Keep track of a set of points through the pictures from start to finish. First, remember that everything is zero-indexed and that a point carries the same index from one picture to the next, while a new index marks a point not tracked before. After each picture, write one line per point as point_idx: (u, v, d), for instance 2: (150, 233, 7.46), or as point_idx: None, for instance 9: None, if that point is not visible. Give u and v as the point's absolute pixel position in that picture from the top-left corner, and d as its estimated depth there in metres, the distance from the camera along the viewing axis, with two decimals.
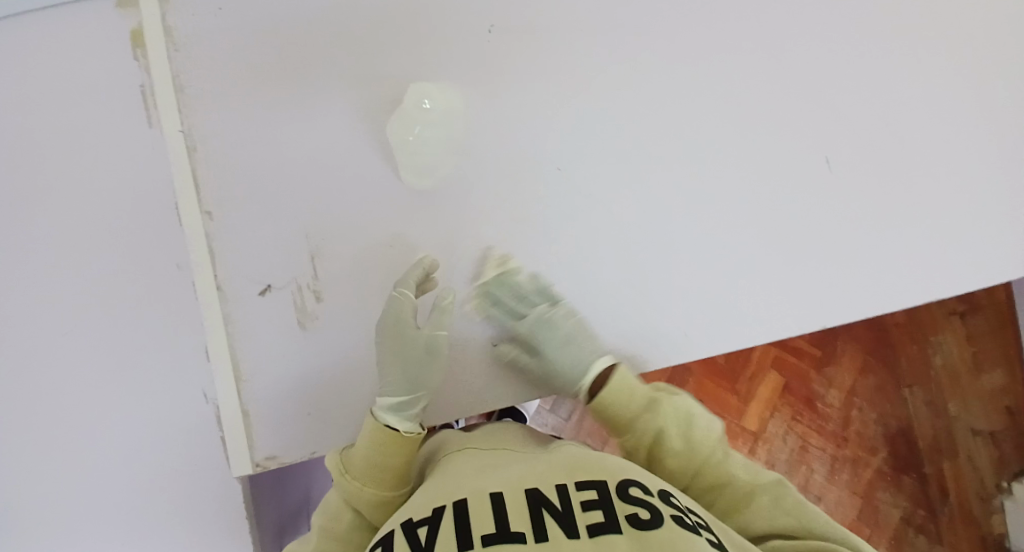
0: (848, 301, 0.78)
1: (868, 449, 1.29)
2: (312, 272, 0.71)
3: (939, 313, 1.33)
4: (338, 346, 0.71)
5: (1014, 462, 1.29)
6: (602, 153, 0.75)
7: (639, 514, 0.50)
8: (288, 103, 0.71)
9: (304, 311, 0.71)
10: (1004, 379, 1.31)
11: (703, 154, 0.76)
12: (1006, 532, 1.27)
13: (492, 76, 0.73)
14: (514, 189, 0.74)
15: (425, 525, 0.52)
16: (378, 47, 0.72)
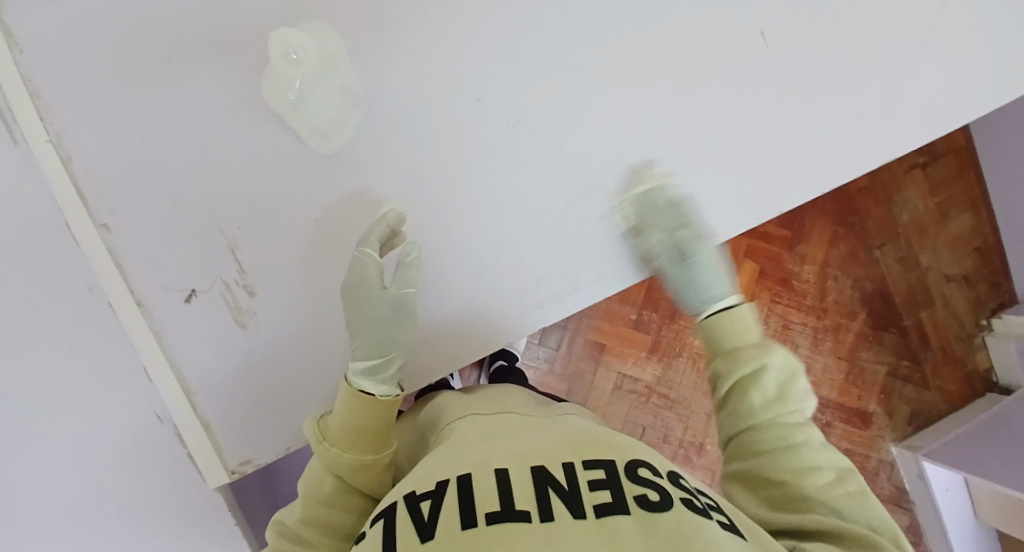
0: (806, 179, 0.75)
1: (848, 315, 1.31)
2: (237, 266, 0.66)
3: (900, 169, 1.31)
4: (281, 338, 0.68)
5: (989, 300, 1.32)
6: (522, 77, 0.69)
7: (647, 496, 0.48)
8: (172, 92, 0.65)
9: (239, 310, 0.67)
10: (970, 221, 1.32)
11: (629, 58, 0.71)
12: (991, 367, 1.32)
13: (384, 17, 0.67)
14: (432, 133, 0.68)
15: (428, 498, 0.49)
16: (253, 10, 0.65)
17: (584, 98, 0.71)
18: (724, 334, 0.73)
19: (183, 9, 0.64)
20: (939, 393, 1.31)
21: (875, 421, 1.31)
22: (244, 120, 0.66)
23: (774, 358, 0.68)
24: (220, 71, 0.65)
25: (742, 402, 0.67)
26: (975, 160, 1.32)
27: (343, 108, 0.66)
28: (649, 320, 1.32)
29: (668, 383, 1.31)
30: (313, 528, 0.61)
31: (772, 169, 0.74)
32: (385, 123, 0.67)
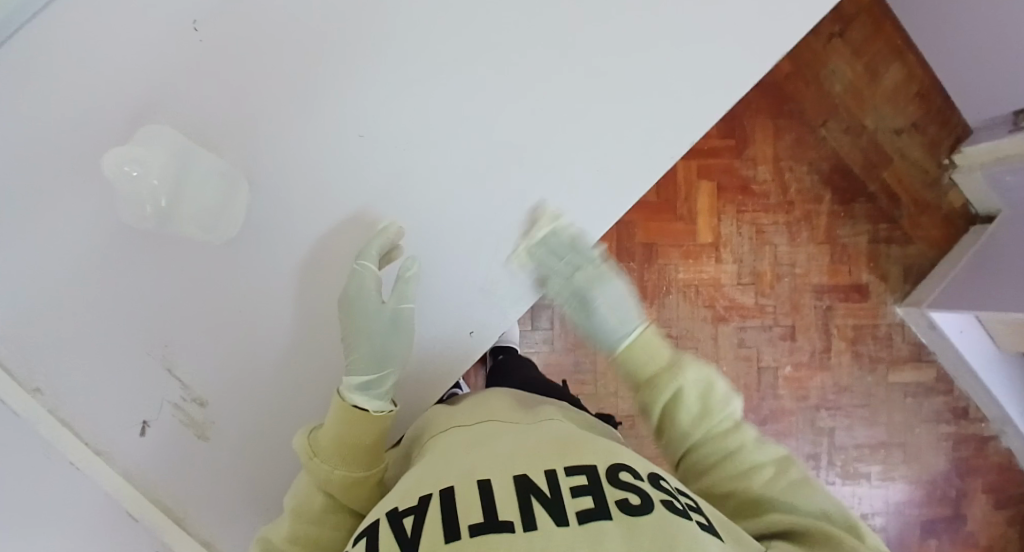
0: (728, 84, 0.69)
1: (814, 200, 1.30)
2: (179, 383, 0.65)
3: (818, 42, 1.29)
4: (250, 434, 0.67)
5: (945, 138, 1.31)
6: (416, 83, 0.66)
7: (628, 500, 0.46)
8: (81, 218, 0.63)
9: (196, 424, 0.66)
10: (901, 70, 1.30)
11: (514, 31, 0.67)
12: (967, 202, 1.32)
13: (262, 72, 0.64)
14: (329, 183, 0.66)
15: (412, 514, 0.47)
16: (131, 110, 0.63)
17: (485, 81, 0.67)
18: (663, 337, 0.69)
19: (62, 132, 0.62)
20: (925, 242, 1.31)
21: (872, 290, 1.32)
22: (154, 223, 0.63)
23: (685, 378, 0.64)
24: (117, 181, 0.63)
25: (691, 411, 0.63)
26: (885, 8, 1.29)
27: (215, 194, 0.64)
28: (629, 269, 1.26)
29: (667, 321, 1.27)
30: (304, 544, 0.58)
31: (703, 81, 0.69)
32: (300, 177, 0.66)
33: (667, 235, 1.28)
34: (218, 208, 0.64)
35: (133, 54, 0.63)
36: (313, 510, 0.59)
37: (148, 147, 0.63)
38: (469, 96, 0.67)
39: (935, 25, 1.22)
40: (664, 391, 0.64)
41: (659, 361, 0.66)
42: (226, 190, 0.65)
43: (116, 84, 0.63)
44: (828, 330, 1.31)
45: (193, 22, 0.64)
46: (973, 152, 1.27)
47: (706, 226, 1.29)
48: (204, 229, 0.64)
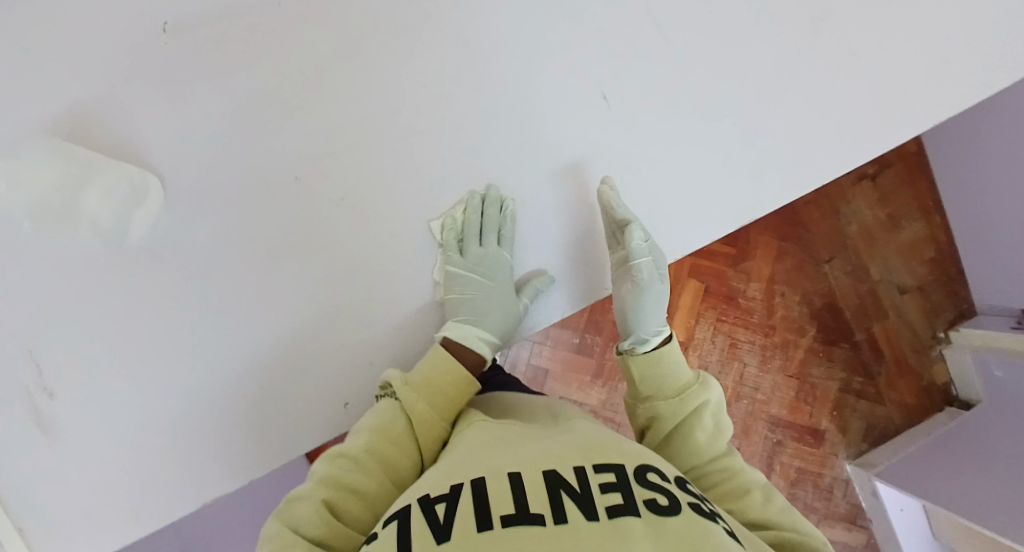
0: (710, 210, 0.74)
1: (797, 330, 1.26)
2: (36, 371, 0.62)
3: (847, 179, 1.28)
4: (107, 430, 0.63)
5: (945, 309, 1.29)
6: (458, 104, 0.69)
7: (656, 500, 0.46)
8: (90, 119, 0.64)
9: (42, 417, 0.62)
10: (923, 229, 1.29)
11: (509, 108, 0.70)
12: (949, 380, 1.29)
13: (317, 50, 0.67)
14: (286, 193, 0.66)
15: (443, 500, 0.46)
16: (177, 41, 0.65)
17: (521, 123, 0.70)
18: (656, 373, 0.68)
19: (102, 38, 0.64)
20: (895, 406, 1.28)
21: (828, 438, 1.27)
22: (162, 146, 0.65)
23: (713, 392, 0.66)
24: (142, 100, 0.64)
25: (688, 441, 0.64)
26: (924, 164, 1.29)
27: (117, 202, 0.62)
28: (592, 343, 1.34)
29: (612, 407, 1.33)
30: (373, 458, 0.58)
31: (699, 188, 0.73)
32: (316, 151, 0.67)
33: None
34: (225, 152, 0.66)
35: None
36: (390, 432, 0.60)
37: (38, 161, 0.61)
38: (499, 129, 0.70)
39: (966, 195, 1.22)
40: (693, 404, 0.65)
41: (686, 377, 0.67)
42: (132, 201, 0.62)
43: (81, 62, 0.63)
44: (771, 464, 1.25)
45: (164, 23, 0.64)
46: (971, 333, 1.24)
47: (681, 324, 1.24)
48: (105, 236, 0.62)
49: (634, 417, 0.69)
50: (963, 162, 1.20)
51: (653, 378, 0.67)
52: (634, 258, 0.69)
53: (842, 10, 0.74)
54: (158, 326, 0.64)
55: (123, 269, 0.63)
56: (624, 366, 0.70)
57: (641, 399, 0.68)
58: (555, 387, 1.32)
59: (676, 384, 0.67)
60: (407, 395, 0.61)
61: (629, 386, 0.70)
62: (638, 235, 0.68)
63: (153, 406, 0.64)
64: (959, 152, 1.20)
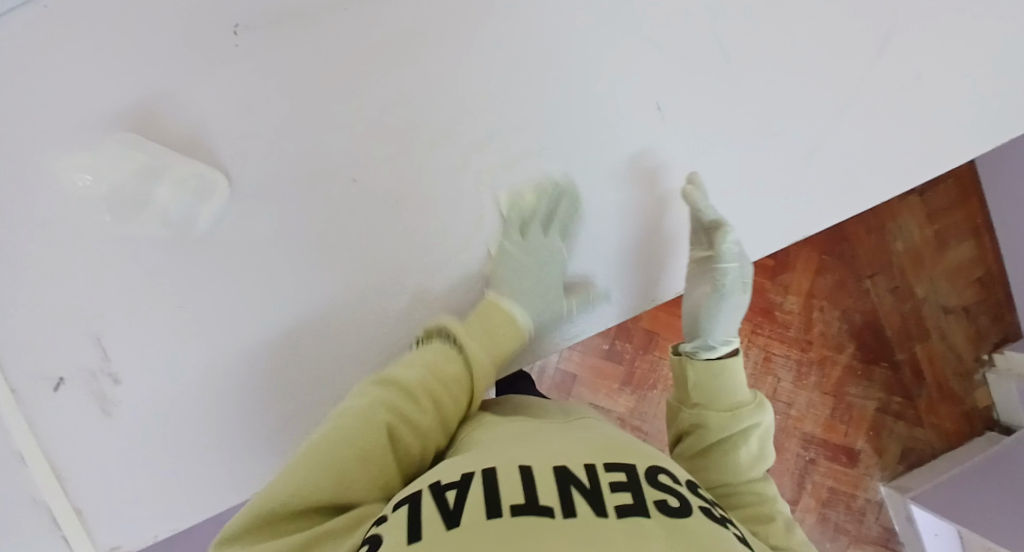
0: (758, 224, 0.74)
1: (835, 347, 1.25)
2: (101, 355, 0.67)
3: (895, 196, 1.25)
4: (164, 412, 0.67)
5: (991, 332, 1.26)
6: (507, 109, 0.71)
7: (667, 501, 0.46)
8: (163, 115, 0.68)
9: (104, 399, 0.67)
10: (972, 250, 1.26)
11: (557, 116, 0.72)
12: (992, 404, 1.25)
13: (372, 53, 0.69)
14: (340, 191, 0.69)
15: (454, 487, 0.47)
16: (245, 43, 0.68)
17: (570, 130, 0.72)
18: (715, 386, 0.70)
19: (178, 41, 0.68)
20: (934, 430, 1.25)
21: (863, 459, 1.25)
22: (228, 142, 0.68)
23: (766, 418, 0.68)
24: (211, 97, 0.68)
25: (729, 457, 0.66)
26: (976, 184, 1.26)
27: (183, 196, 0.66)
28: (622, 350, 1.34)
29: (640, 416, 1.33)
30: (423, 393, 0.60)
31: (747, 203, 0.74)
32: (370, 152, 0.70)
33: (670, 328, 1.34)
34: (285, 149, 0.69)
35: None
36: (439, 373, 0.61)
37: (110, 156, 0.64)
38: (548, 135, 0.72)
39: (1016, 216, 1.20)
40: (744, 425, 0.67)
41: (743, 397, 0.69)
42: (197, 195, 0.66)
43: (156, 62, 0.68)
44: (801, 483, 1.24)
45: (234, 27, 0.68)
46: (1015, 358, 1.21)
47: None
48: (171, 228, 0.67)
49: (678, 420, 0.71)
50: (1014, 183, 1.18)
51: (710, 391, 0.70)
52: (721, 261, 0.71)
53: (897, 30, 0.74)
54: (217, 311, 0.68)
55: (188, 256, 0.68)
56: (681, 370, 0.73)
57: (690, 405, 0.71)
58: (582, 395, 1.33)
59: (731, 402, 0.69)
60: (469, 342, 0.64)
61: (680, 390, 0.73)
62: (728, 239, 0.70)
63: (209, 387, 0.68)
64: (1010, 171, 1.18)
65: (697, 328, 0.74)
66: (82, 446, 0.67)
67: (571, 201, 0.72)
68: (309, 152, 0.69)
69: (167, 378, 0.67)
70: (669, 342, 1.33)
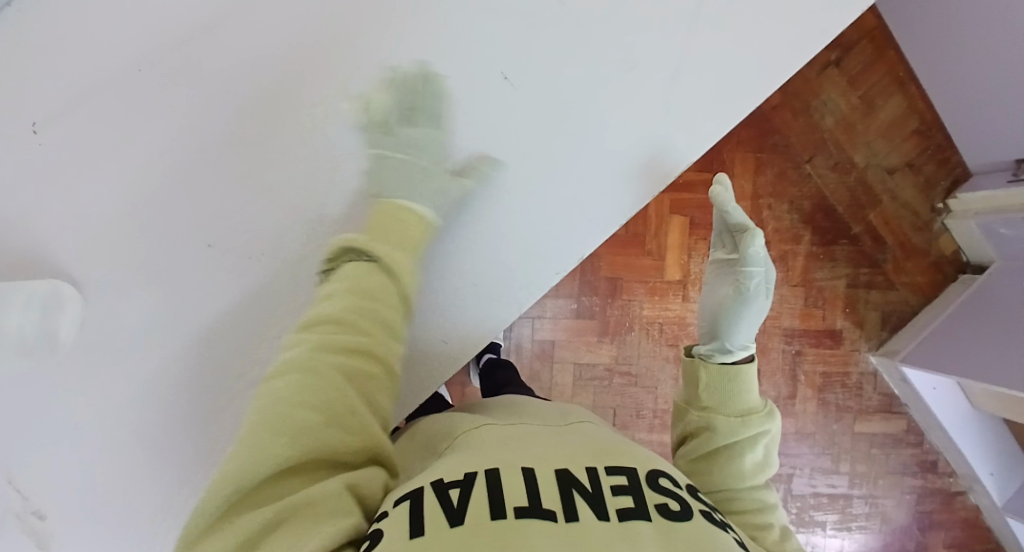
0: (684, 131, 0.69)
1: (793, 239, 1.24)
2: (18, 493, 0.61)
3: (812, 72, 1.23)
4: (118, 517, 0.63)
5: (939, 181, 1.26)
6: (407, 89, 0.65)
7: (668, 506, 0.48)
8: (28, 202, 0.60)
9: (38, 536, 0.62)
10: (900, 104, 1.25)
11: (446, 89, 0.66)
12: (958, 248, 1.27)
13: (222, 80, 0.63)
14: (242, 233, 0.63)
15: (458, 486, 0.47)
16: (97, 104, 0.61)
17: (478, 98, 0.67)
18: (722, 390, 0.68)
19: (17, 122, 0.60)
20: (908, 288, 1.26)
21: (847, 336, 1.26)
22: (114, 213, 0.62)
23: (774, 426, 0.67)
24: (74, 171, 0.61)
25: (734, 463, 0.65)
26: (890, 37, 1.24)
27: (31, 317, 0.57)
28: (590, 304, 1.29)
29: (626, 361, 1.30)
30: (356, 319, 0.59)
31: (661, 121, 0.69)
32: (254, 182, 0.63)
33: (632, 268, 1.30)
34: (178, 205, 0.62)
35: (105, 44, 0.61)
36: (365, 294, 0.61)
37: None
38: (449, 116, 0.66)
39: (936, 57, 1.17)
40: (752, 431, 0.66)
41: (753, 403, 0.68)
42: (50, 313, 0.58)
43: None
44: (795, 376, 1.25)
45: (33, 124, 0.60)
46: (970, 198, 1.22)
47: (676, 261, 1.30)
48: (32, 351, 0.59)
49: (685, 421, 0.70)
50: (928, 26, 1.14)
51: (717, 398, 0.69)
52: (749, 265, 0.74)
53: None
54: (157, 392, 0.63)
55: (103, 351, 0.62)
56: (692, 369, 0.71)
57: (698, 407, 0.69)
58: (564, 354, 1.29)
59: (738, 410, 0.68)
60: (381, 249, 0.62)
61: (688, 390, 0.71)
62: (757, 243, 0.74)
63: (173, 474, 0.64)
64: (913, 18, 1.16)
65: (720, 332, 0.74)
66: None
67: (488, 168, 0.67)
68: (197, 203, 0.63)
69: (133, 475, 0.63)
70: (632, 281, 1.30)
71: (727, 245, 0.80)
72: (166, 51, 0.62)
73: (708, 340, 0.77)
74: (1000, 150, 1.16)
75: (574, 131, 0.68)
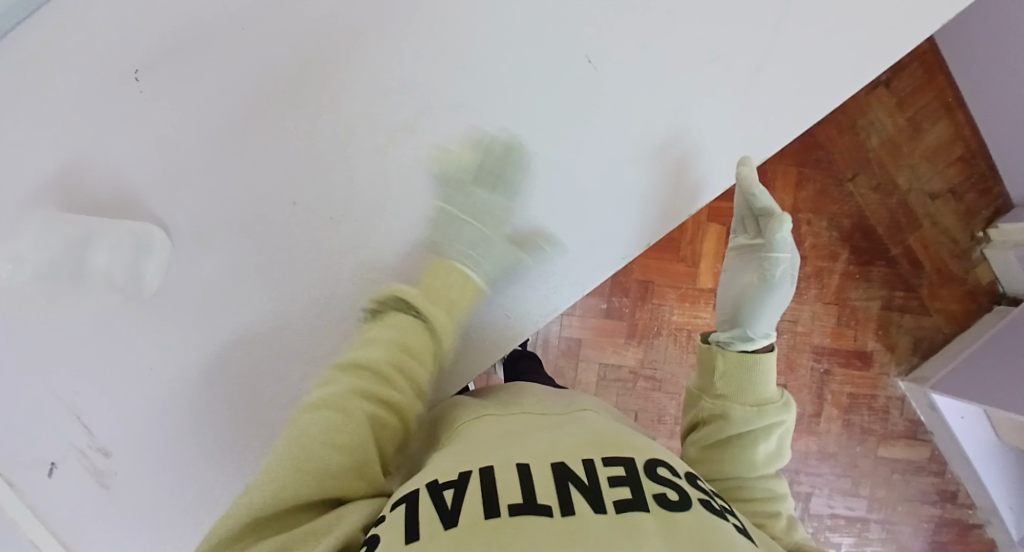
0: (730, 139, 0.70)
1: (829, 256, 1.24)
2: (86, 432, 0.67)
3: (862, 90, 1.23)
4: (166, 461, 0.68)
5: (982, 209, 1.25)
6: (462, 90, 0.68)
7: (666, 495, 0.51)
8: (112, 166, 0.65)
9: (99, 474, 0.67)
10: (949, 129, 1.23)
11: (497, 84, 0.68)
12: (995, 279, 1.25)
13: (285, 65, 0.66)
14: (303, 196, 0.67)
15: (452, 487, 0.51)
16: (182, 81, 0.66)
17: (533, 95, 0.68)
18: (742, 381, 0.70)
19: (99, 93, 0.65)
20: (941, 316, 1.25)
21: (876, 359, 1.25)
22: (182, 182, 0.66)
23: (789, 417, 0.70)
24: (157, 141, 0.66)
25: (746, 451, 0.67)
26: (941, 60, 1.23)
27: (124, 259, 0.64)
28: (620, 306, 1.32)
29: (651, 365, 1.32)
30: (378, 359, 0.64)
31: (716, 126, 0.70)
32: (310, 164, 0.67)
33: (665, 274, 1.32)
34: (246, 179, 0.67)
35: (193, 25, 0.66)
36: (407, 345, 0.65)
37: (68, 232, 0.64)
38: (496, 112, 0.68)
39: (991, 84, 1.15)
40: (767, 422, 0.68)
41: (769, 394, 0.71)
42: (140, 257, 0.65)
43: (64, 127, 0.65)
44: (821, 395, 1.25)
45: (135, 71, 0.65)
46: (1010, 229, 1.20)
47: (709, 269, 1.32)
48: (120, 292, 0.66)
49: (698, 407, 0.72)
50: (982, 52, 1.12)
51: (735, 387, 0.71)
52: (777, 251, 0.74)
53: None
54: (219, 346, 0.67)
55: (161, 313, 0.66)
56: (710, 356, 0.73)
57: (713, 394, 0.72)
58: (590, 354, 1.32)
59: (754, 400, 0.70)
60: (434, 315, 0.67)
61: (704, 377, 0.73)
62: (785, 229, 0.73)
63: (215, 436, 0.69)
64: (967, 42, 1.14)
65: (741, 319, 0.75)
66: (103, 518, 0.68)
67: (533, 159, 0.69)
68: (254, 182, 0.67)
69: (189, 421, 0.68)
70: (665, 286, 1.32)
71: (748, 230, 0.81)
72: (233, 33, 0.66)
73: (730, 328, 0.77)
74: None
75: (619, 133, 0.69)
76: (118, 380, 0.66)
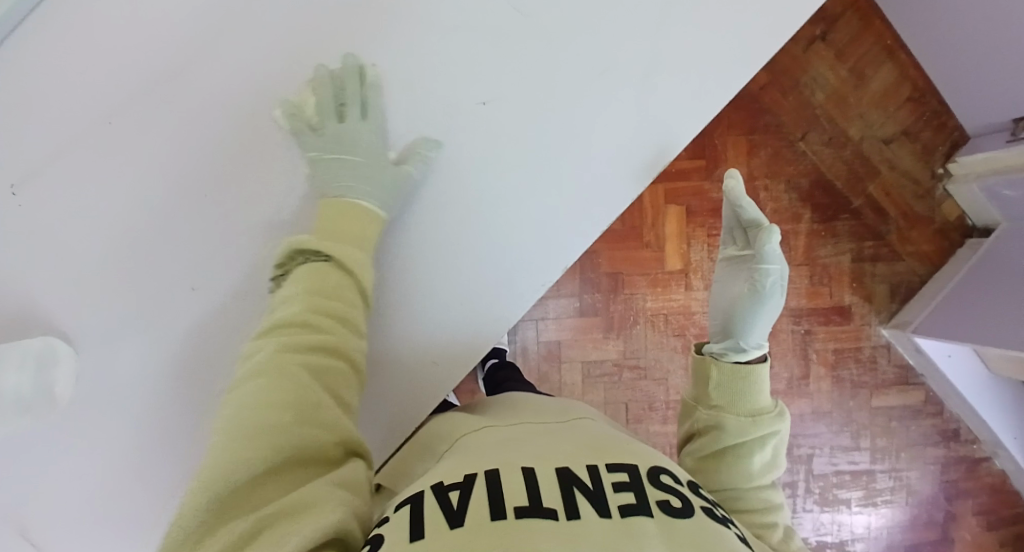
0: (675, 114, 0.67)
1: (792, 218, 1.22)
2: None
3: (799, 47, 1.21)
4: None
5: (938, 146, 1.24)
6: (392, 117, 0.65)
7: (670, 502, 0.46)
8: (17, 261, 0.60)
9: None
10: (893, 73, 1.23)
11: (424, 107, 0.65)
12: (963, 212, 1.25)
13: (197, 125, 0.62)
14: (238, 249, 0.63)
15: (457, 488, 0.46)
16: (89, 149, 0.61)
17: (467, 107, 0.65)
18: (734, 388, 0.66)
19: None
20: (914, 258, 1.24)
21: (856, 312, 1.24)
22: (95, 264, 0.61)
23: (784, 426, 0.65)
24: (71, 216, 0.61)
25: (743, 463, 0.63)
26: (874, 5, 1.22)
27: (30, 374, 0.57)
28: (594, 301, 1.27)
29: (634, 355, 1.28)
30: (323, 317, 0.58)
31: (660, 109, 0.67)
32: (240, 218, 0.63)
33: (633, 262, 1.27)
34: (167, 248, 0.62)
35: (90, 93, 0.61)
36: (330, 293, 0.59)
37: None
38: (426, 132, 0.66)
39: (925, 20, 1.14)
40: (762, 431, 0.64)
41: (764, 403, 0.66)
42: (46, 369, 0.58)
43: None
44: (806, 355, 1.23)
45: (11, 186, 0.60)
46: (970, 161, 1.20)
47: (675, 253, 1.28)
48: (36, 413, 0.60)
49: (693, 418, 0.68)
50: None
51: (728, 397, 0.66)
52: (766, 261, 0.72)
53: None
54: (175, 417, 0.63)
55: (98, 407, 0.62)
56: (703, 367, 0.69)
57: (707, 404, 0.67)
58: (570, 352, 1.27)
59: (748, 411, 0.65)
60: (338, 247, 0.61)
61: (698, 387, 0.69)
62: (773, 239, 0.72)
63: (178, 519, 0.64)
64: None
65: (734, 330, 0.72)
66: None
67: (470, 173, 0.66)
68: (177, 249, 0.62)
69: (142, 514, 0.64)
70: (634, 275, 1.27)
71: (736, 241, 0.78)
72: (132, 98, 0.62)
73: (721, 337, 0.74)
74: (998, 109, 1.13)
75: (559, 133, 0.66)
76: (66, 475, 0.62)
